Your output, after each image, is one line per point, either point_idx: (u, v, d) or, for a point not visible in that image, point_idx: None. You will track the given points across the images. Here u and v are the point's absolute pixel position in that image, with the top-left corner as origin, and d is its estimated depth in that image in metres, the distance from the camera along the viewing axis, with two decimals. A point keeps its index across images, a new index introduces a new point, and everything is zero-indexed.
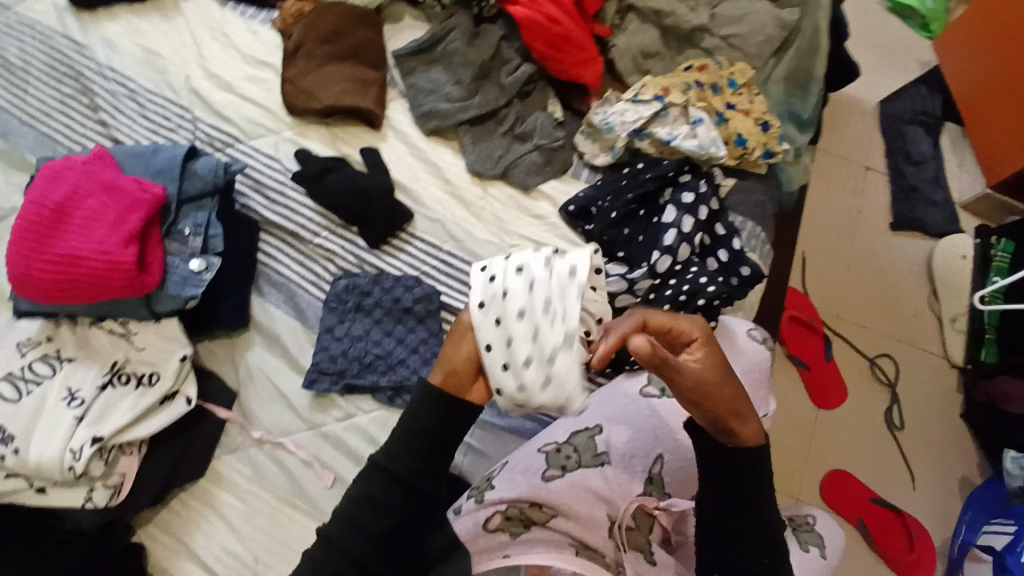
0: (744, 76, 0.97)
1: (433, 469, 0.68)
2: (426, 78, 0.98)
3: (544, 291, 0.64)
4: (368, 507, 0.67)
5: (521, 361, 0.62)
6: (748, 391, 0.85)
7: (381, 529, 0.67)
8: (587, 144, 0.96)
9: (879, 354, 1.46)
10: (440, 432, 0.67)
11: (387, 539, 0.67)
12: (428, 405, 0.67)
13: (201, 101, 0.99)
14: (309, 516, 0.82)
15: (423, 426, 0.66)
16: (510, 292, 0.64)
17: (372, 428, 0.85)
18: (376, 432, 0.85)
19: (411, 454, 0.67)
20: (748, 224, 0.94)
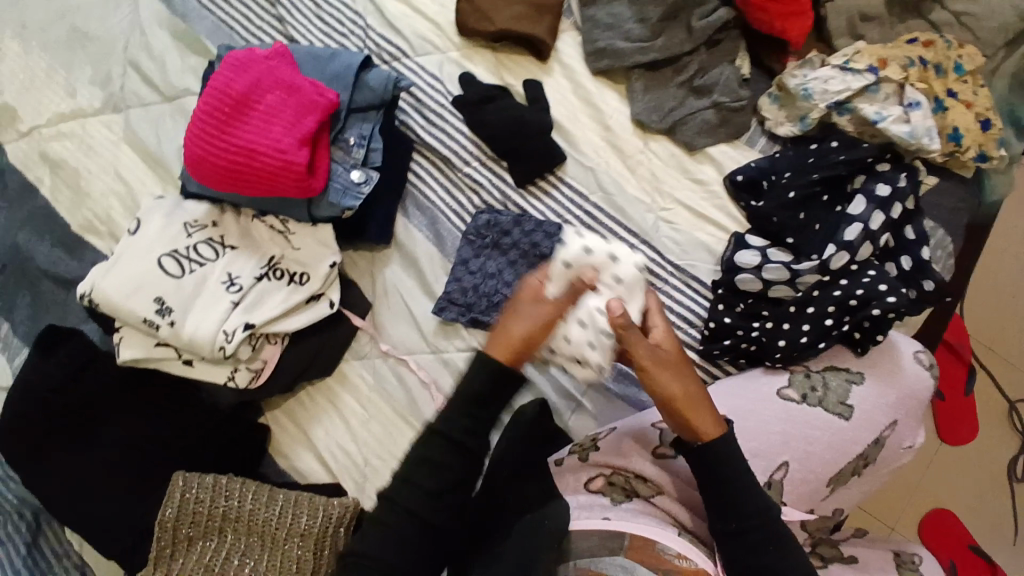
0: (974, 62, 0.83)
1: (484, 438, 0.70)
2: (607, 12, 0.91)
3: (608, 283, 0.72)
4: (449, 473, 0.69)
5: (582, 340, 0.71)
6: (899, 417, 0.79)
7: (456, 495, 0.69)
8: (773, 109, 0.86)
9: (1021, 399, 1.30)
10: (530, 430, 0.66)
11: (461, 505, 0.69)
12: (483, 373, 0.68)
13: (375, 9, 0.96)
14: None
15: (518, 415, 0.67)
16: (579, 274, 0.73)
17: None
18: None
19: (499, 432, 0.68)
20: (938, 232, 0.83)
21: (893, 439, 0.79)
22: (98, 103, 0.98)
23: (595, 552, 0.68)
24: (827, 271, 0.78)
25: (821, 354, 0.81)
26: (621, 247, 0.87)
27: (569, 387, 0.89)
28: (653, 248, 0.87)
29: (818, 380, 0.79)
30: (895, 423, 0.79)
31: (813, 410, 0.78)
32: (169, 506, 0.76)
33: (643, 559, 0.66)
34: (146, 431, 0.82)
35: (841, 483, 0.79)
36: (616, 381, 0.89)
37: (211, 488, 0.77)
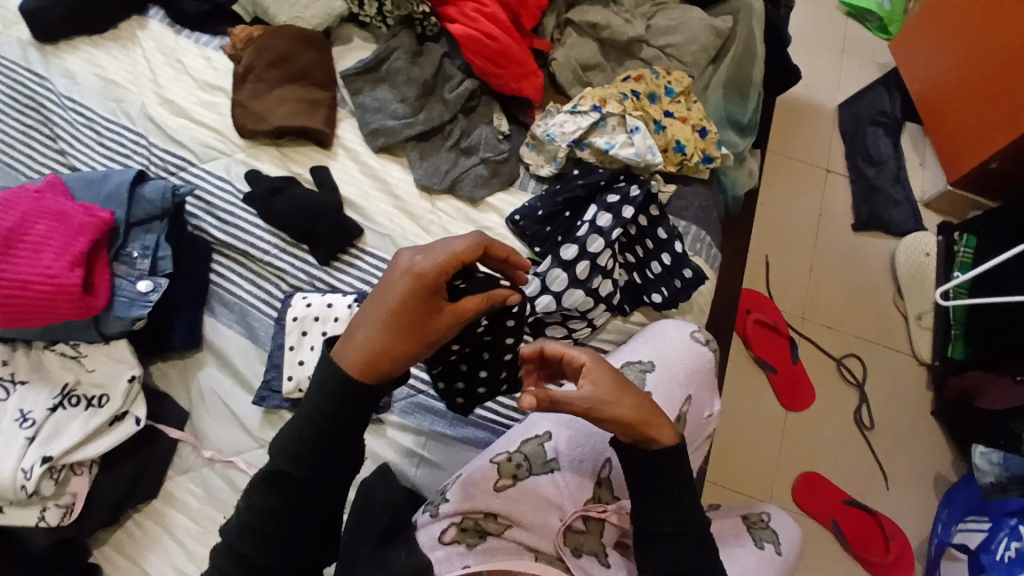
0: (681, 84, 1.00)
1: (336, 466, 0.62)
2: (373, 97, 1.00)
3: (339, 325, 0.88)
4: (273, 517, 0.61)
5: (309, 359, 0.87)
6: (691, 391, 0.87)
7: (294, 537, 0.62)
8: (532, 155, 0.99)
9: (845, 354, 1.47)
10: (346, 422, 0.60)
11: (300, 546, 0.63)
12: (325, 390, 0.60)
13: (156, 127, 1.01)
14: None
15: (328, 418, 0.60)
16: (319, 316, 0.88)
17: None
18: None
19: (302, 448, 0.61)
20: (692, 229, 0.96)
21: (692, 412, 0.86)
22: None
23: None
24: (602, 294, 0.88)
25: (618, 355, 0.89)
26: None
27: (406, 442, 0.91)
28: None
29: None
30: (690, 397, 0.87)
31: None
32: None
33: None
34: None
35: None
36: (453, 425, 0.92)
37: None
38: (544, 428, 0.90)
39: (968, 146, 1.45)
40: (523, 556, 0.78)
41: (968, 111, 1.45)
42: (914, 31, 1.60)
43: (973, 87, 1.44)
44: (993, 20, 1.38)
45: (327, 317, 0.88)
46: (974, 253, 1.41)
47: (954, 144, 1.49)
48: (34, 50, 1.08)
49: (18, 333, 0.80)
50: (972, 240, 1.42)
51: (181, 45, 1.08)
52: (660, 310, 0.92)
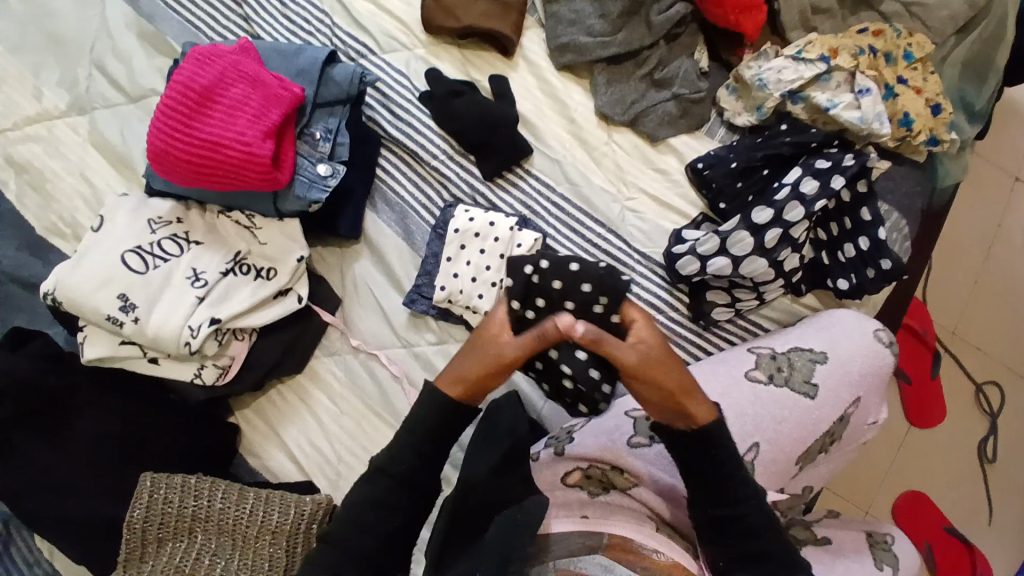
0: (923, 49, 0.86)
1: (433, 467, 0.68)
2: (569, 8, 0.92)
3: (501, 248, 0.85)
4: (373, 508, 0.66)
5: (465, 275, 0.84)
6: (861, 392, 0.81)
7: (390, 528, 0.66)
8: (730, 100, 0.89)
9: (987, 381, 1.34)
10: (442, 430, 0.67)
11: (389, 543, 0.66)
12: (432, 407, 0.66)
13: (341, 8, 0.96)
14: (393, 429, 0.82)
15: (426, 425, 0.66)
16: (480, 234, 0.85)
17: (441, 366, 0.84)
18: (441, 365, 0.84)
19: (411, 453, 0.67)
20: (893, 214, 0.86)
21: (857, 415, 0.81)
22: (64, 105, 0.95)
23: (576, 553, 0.69)
24: (783, 272, 0.82)
25: (785, 336, 0.83)
26: (585, 235, 0.89)
27: (541, 374, 0.90)
28: (620, 237, 0.89)
29: (783, 361, 0.81)
30: (859, 400, 0.81)
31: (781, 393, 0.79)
32: (138, 506, 0.71)
33: (622, 558, 0.68)
34: (96, 434, 0.76)
35: (809, 461, 0.81)
36: None
37: (182, 488, 0.73)
38: None
39: None
40: (643, 520, 0.74)
41: None
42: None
43: None
44: None
45: (489, 238, 0.85)
46: None
47: None
48: None
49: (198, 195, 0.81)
50: None
51: None
52: (842, 298, 0.84)
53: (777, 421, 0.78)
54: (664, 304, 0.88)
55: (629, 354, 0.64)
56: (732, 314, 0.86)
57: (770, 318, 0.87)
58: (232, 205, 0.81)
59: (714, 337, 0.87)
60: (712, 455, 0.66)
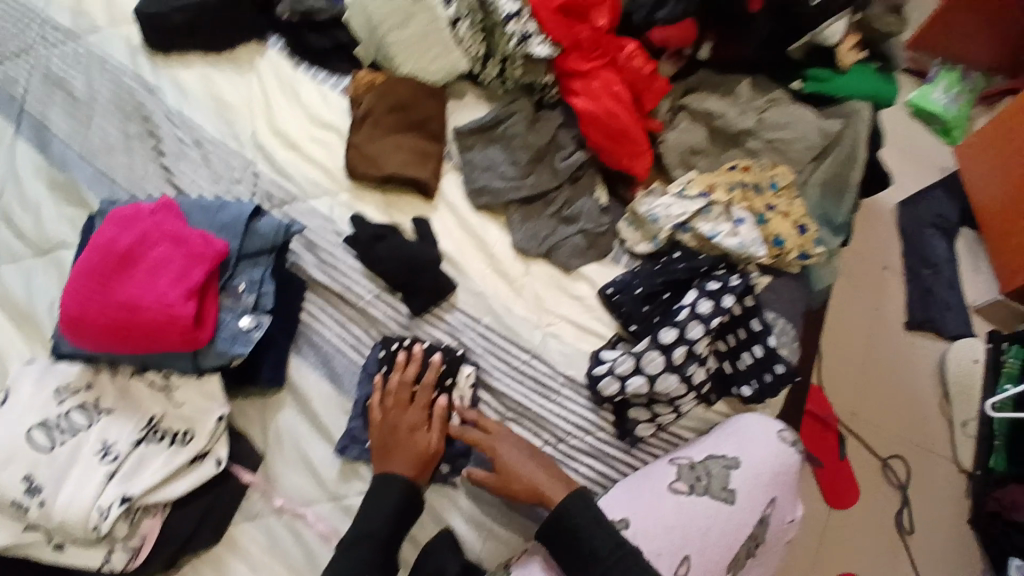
0: (786, 179, 1.00)
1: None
2: (483, 156, 1.00)
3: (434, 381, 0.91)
4: None
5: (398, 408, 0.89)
6: (776, 492, 0.86)
7: None
8: (630, 231, 1.00)
9: (890, 454, 1.45)
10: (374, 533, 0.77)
11: None
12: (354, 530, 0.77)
13: (264, 156, 1.01)
14: None
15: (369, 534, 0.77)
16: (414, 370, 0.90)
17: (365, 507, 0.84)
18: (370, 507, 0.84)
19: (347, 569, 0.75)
20: (780, 320, 0.97)
21: (775, 516, 0.85)
22: None
23: None
24: (693, 385, 0.88)
25: (703, 446, 0.88)
26: (514, 364, 0.92)
27: (479, 514, 0.86)
28: (545, 362, 0.93)
29: (701, 470, 0.85)
30: (775, 500, 0.85)
31: (704, 504, 0.82)
32: None
33: None
34: None
35: (739, 568, 0.83)
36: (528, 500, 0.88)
37: None
38: None
39: None
40: None
41: None
42: (999, 138, 1.55)
43: None
44: None
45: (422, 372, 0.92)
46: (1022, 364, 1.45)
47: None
48: (144, 56, 1.07)
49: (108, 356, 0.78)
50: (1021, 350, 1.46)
51: (299, 79, 1.06)
52: (747, 403, 0.92)
53: (704, 532, 0.81)
54: (593, 426, 0.91)
55: (513, 462, 0.83)
56: (654, 429, 0.91)
57: (687, 428, 0.93)
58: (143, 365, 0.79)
59: (641, 453, 0.91)
60: (563, 522, 0.79)
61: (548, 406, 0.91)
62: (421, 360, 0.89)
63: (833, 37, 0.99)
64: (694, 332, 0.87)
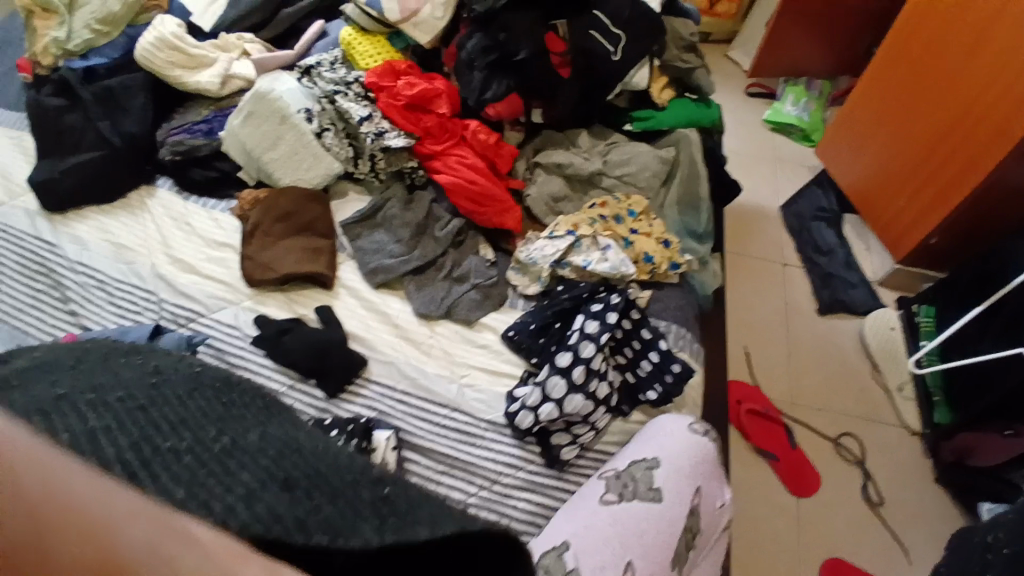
0: (641, 205, 1.14)
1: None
2: (371, 240, 1.11)
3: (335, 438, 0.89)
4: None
5: None
6: (699, 480, 0.89)
7: None
8: (519, 277, 1.09)
9: (840, 434, 1.49)
10: None
11: None
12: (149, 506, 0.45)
13: (167, 284, 1.08)
14: None
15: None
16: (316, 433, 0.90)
17: None
18: None
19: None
20: (673, 327, 1.05)
21: (704, 503, 0.88)
22: None
23: None
24: (598, 401, 0.94)
25: (624, 455, 0.91)
26: (434, 421, 0.97)
27: None
28: (465, 412, 0.98)
29: (626, 476, 0.88)
30: (700, 488, 0.88)
31: (636, 506, 0.84)
32: None
33: None
34: None
35: (685, 564, 0.83)
36: None
37: None
38: (562, 537, 0.82)
39: (920, 216, 1.53)
40: None
41: (924, 182, 1.50)
42: (847, 129, 1.73)
43: (937, 145, 1.45)
44: (906, 104, 1.53)
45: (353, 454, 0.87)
46: (936, 320, 1.53)
47: (906, 217, 1.57)
48: (45, 220, 1.15)
49: (176, 413, 0.44)
50: (930, 308, 1.55)
51: (190, 210, 1.19)
52: (658, 407, 0.98)
53: (640, 534, 0.81)
54: (520, 460, 0.94)
55: None
56: (578, 450, 0.95)
57: (613, 442, 0.97)
58: (265, 437, 0.45)
59: (573, 476, 0.94)
60: None
61: (476, 452, 0.95)
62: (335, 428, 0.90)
63: (640, 83, 1.18)
64: (588, 350, 0.94)
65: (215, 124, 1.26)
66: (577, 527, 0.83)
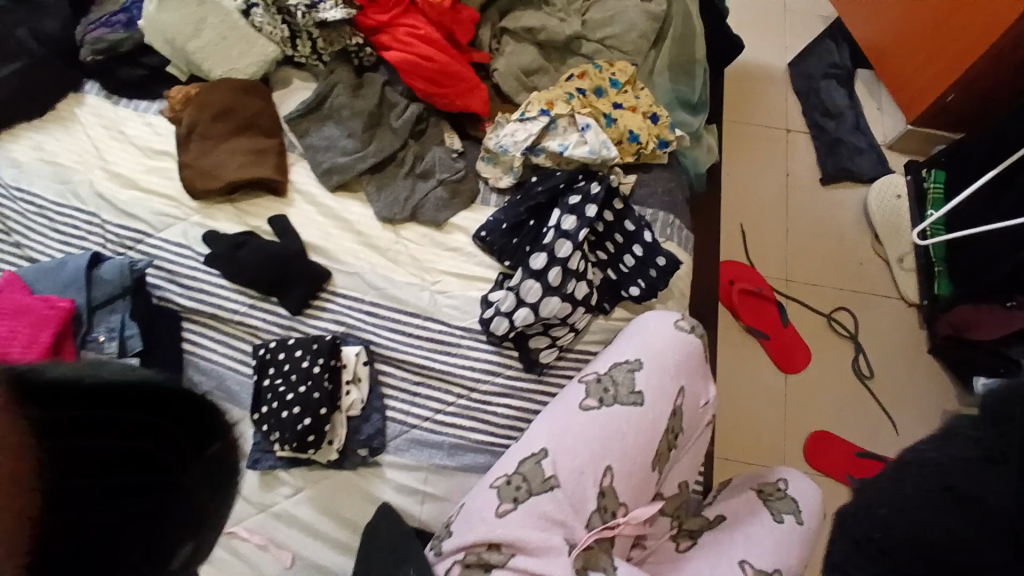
0: (626, 74, 0.98)
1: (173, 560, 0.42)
2: (320, 136, 0.98)
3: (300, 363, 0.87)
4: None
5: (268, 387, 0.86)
6: (681, 377, 0.86)
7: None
8: (489, 168, 0.98)
9: (834, 309, 1.45)
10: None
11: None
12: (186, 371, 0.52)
13: (106, 204, 0.98)
14: None
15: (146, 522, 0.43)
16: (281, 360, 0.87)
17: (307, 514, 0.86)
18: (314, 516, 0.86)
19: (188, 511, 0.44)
20: (660, 215, 0.96)
21: (687, 403, 0.86)
22: None
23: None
24: (577, 302, 0.87)
25: (603, 358, 0.87)
26: (407, 331, 0.92)
27: (407, 480, 0.87)
28: (438, 320, 0.92)
29: (607, 380, 0.84)
30: (683, 388, 0.86)
31: (618, 410, 0.81)
32: None
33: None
34: None
35: (665, 462, 0.84)
36: (452, 456, 0.88)
37: None
38: (541, 444, 0.80)
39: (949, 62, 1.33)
40: None
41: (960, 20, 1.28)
42: None
43: None
44: None
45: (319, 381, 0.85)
46: (944, 187, 1.41)
47: (932, 66, 1.37)
48: None
49: None
50: (940, 174, 1.42)
51: (121, 115, 1.05)
52: (642, 302, 0.92)
53: (620, 437, 0.80)
54: (499, 366, 0.90)
55: None
56: (558, 352, 0.90)
57: (595, 341, 0.93)
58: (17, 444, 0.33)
59: (553, 378, 0.91)
60: None
61: (452, 360, 0.90)
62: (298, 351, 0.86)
63: None
64: (562, 250, 0.86)
65: (135, 13, 1.05)
66: (557, 432, 0.81)
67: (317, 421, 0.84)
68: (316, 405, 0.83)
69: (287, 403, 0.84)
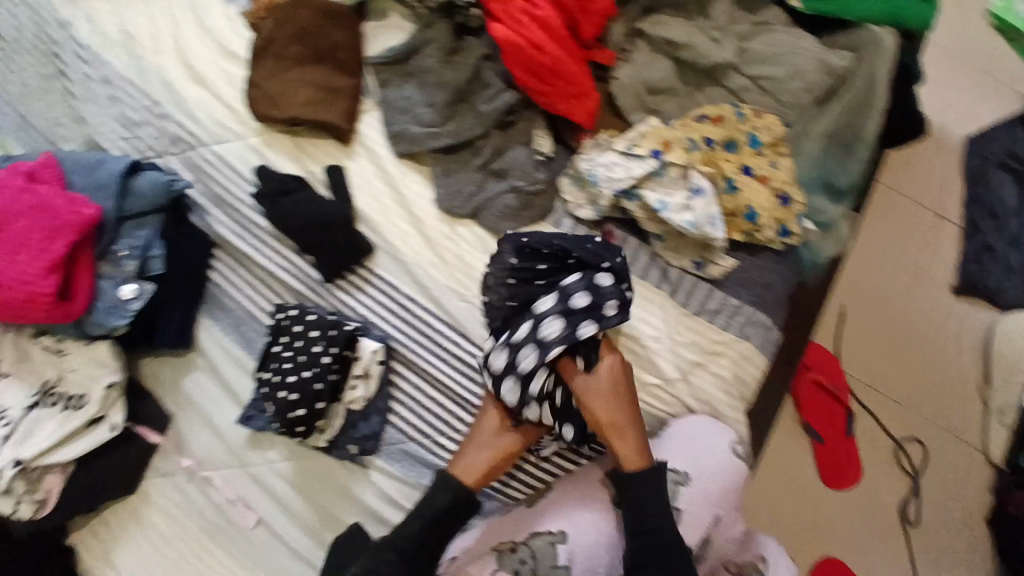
0: (772, 132, 0.80)
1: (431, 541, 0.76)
2: (399, 94, 0.87)
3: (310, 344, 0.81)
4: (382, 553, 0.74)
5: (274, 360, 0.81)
6: (722, 510, 0.79)
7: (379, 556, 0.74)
8: (572, 190, 0.84)
9: (907, 438, 1.23)
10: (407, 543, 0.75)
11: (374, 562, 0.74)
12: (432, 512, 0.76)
13: (173, 96, 0.91)
14: (227, 553, 0.84)
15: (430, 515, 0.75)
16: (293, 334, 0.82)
17: (280, 488, 0.84)
18: (284, 492, 0.84)
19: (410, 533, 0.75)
20: (746, 308, 0.80)
21: (717, 534, 0.80)
22: None
23: None
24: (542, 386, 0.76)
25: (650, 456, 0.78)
26: (436, 342, 0.83)
27: (392, 491, 0.82)
28: (476, 344, 0.82)
29: None
30: (718, 519, 0.79)
31: None
32: None
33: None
34: None
35: None
36: None
37: None
38: (560, 526, 0.76)
39: None
40: None
41: None
42: None
43: None
44: None
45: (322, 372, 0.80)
46: None
47: None
48: None
49: None
50: None
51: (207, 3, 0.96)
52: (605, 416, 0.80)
53: None
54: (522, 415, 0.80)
55: None
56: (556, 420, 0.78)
57: None
58: None
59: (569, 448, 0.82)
60: None
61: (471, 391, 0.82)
62: (314, 331, 0.81)
63: None
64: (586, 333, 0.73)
65: None
66: (579, 516, 0.77)
67: (312, 412, 0.80)
68: (314, 398, 0.79)
69: (289, 382, 0.80)
